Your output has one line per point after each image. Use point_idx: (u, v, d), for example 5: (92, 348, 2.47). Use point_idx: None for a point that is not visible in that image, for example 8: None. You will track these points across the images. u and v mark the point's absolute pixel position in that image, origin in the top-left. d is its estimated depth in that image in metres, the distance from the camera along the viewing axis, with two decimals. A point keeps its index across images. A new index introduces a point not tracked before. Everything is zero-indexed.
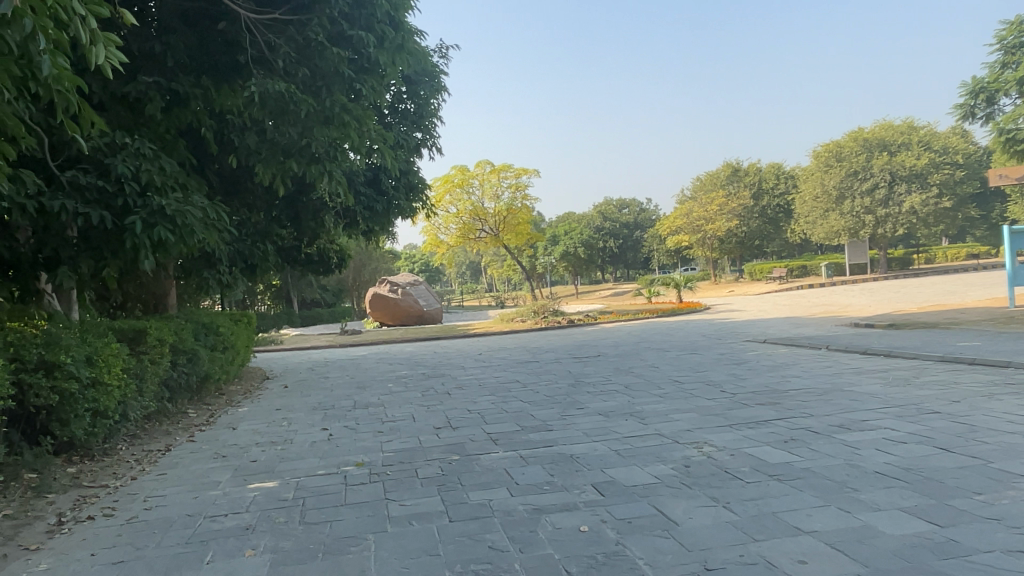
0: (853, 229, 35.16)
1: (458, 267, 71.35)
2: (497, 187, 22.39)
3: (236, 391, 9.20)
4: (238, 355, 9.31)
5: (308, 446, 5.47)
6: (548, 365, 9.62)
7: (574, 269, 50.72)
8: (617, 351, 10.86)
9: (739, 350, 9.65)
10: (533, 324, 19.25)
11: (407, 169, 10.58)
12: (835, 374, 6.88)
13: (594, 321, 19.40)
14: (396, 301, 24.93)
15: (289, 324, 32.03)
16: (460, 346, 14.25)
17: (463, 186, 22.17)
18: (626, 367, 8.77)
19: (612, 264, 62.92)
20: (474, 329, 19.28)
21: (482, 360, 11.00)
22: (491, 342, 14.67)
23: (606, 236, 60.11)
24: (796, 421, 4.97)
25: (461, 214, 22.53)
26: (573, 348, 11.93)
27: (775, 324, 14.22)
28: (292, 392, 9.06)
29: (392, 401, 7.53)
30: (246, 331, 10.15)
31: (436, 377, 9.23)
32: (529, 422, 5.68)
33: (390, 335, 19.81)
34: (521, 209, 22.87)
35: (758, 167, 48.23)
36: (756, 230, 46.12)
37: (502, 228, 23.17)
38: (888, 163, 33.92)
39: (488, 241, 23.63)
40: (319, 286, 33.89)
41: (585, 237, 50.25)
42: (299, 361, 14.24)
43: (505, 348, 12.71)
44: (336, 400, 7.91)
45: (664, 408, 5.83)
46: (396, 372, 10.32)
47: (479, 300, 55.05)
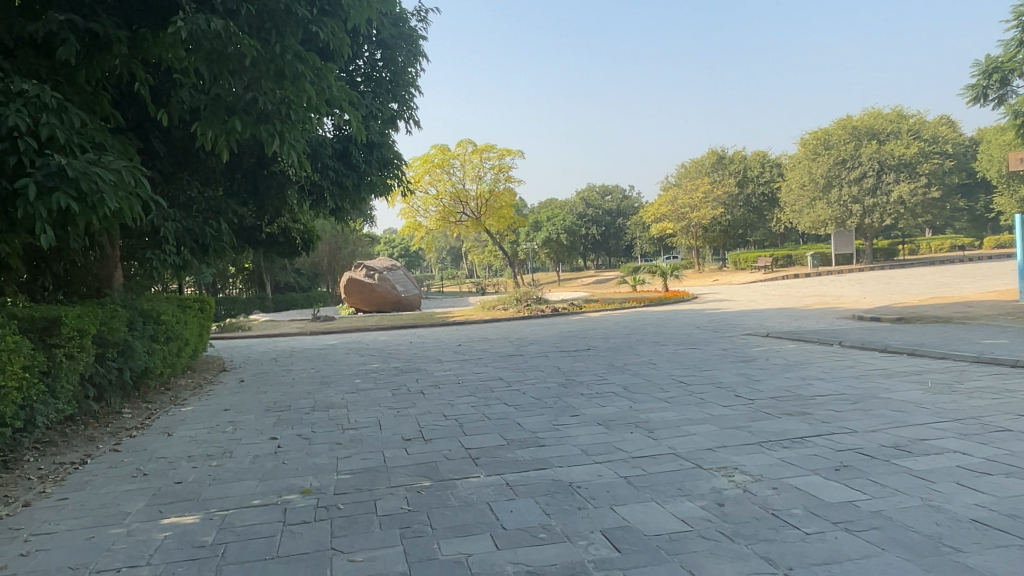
0: (840, 219, 34.56)
1: (437, 252, 70.23)
2: (479, 168, 21.36)
3: (186, 386, 8.24)
4: (188, 346, 8.35)
5: (248, 463, 4.52)
6: (533, 360, 8.71)
7: (555, 256, 49.91)
8: (608, 344, 9.99)
9: (742, 345, 8.81)
10: (515, 313, 18.35)
11: (380, 143, 9.62)
12: (862, 377, 6.05)
13: (579, 309, 18.56)
14: (372, 286, 23.87)
15: (261, 308, 30.88)
16: (437, 336, 13.29)
17: (443, 166, 21.13)
18: (620, 364, 7.89)
19: (594, 251, 62.16)
20: (454, 317, 18.35)
21: (460, 352, 10.08)
22: (471, 332, 13.72)
23: (589, 223, 59.26)
24: (840, 439, 4.11)
25: (441, 196, 21.49)
26: (560, 340, 11.04)
27: (771, 316, 13.42)
28: (248, 388, 8.11)
29: (357, 401, 6.59)
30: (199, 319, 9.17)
31: (409, 373, 8.29)
32: (515, 433, 4.77)
33: (364, 322, 18.84)
34: (504, 193, 21.87)
35: (744, 155, 47.52)
36: (741, 219, 45.50)
37: (483, 211, 22.19)
38: (877, 152, 33.36)
39: (469, 225, 22.64)
40: (292, 270, 32.75)
41: (568, 223, 49.40)
42: (263, 350, 13.21)
43: (486, 339, 11.80)
44: (294, 399, 6.95)
45: (675, 417, 4.95)
46: (366, 365, 9.38)
47: (459, 286, 54.01)
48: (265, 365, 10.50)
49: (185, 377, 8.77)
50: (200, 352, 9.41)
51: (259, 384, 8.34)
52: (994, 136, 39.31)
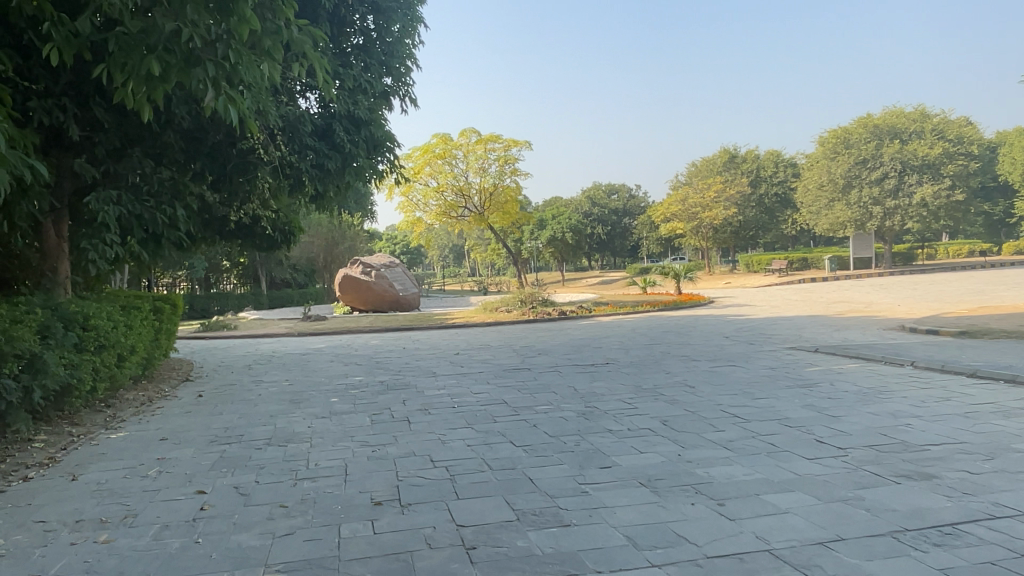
0: (859, 221, 33.08)
1: (440, 250, 69.01)
2: (483, 160, 20.00)
3: (131, 402, 6.97)
4: (136, 354, 7.10)
5: (147, 541, 3.18)
6: (544, 377, 7.35)
7: (561, 255, 48.60)
8: (629, 357, 8.64)
9: (791, 363, 7.45)
10: (520, 315, 17.03)
11: (370, 120, 8.33)
12: (974, 416, 4.68)
13: (588, 313, 17.23)
14: (368, 284, 22.50)
15: (254, 305, 29.66)
16: (432, 342, 11.91)
17: (445, 157, 19.78)
18: (650, 385, 6.54)
19: (600, 252, 60.91)
20: (453, 319, 17.05)
21: (458, 364, 8.74)
22: (470, 338, 12.35)
23: (595, 222, 57.82)
24: (1015, 531, 2.77)
25: (442, 189, 20.15)
26: (571, 350, 9.67)
27: (806, 326, 12.03)
28: (202, 405, 6.80)
29: (324, 432, 5.25)
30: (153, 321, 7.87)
31: (396, 391, 6.95)
32: (527, 497, 3.43)
33: (357, 322, 17.54)
34: (510, 187, 20.52)
35: (756, 155, 46.06)
36: (752, 220, 44.06)
37: (487, 206, 20.84)
38: (899, 152, 31.97)
39: (472, 221, 21.28)
40: (288, 266, 31.50)
41: (574, 222, 48.08)
42: (240, 354, 11.88)
43: (488, 348, 10.47)
44: (248, 427, 5.61)
45: (748, 478, 3.60)
46: (347, 379, 8.03)
47: (461, 285, 52.72)
48: (233, 374, 9.15)
49: (135, 390, 7.51)
50: (155, 361, 8.14)
51: (217, 401, 7.02)
52: (1018, 138, 37.81)
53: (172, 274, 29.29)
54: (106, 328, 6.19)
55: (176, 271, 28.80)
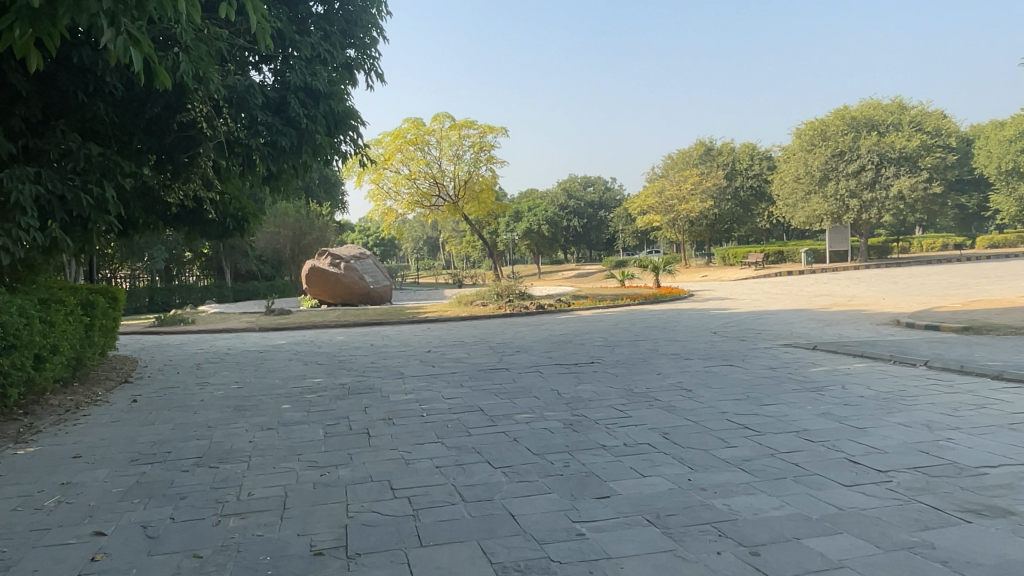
0: (837, 213, 32.81)
1: (413, 242, 68.00)
2: (457, 147, 19.21)
3: (52, 410, 6.06)
4: (60, 354, 6.19)
5: None
6: (523, 379, 6.63)
7: (536, 247, 47.89)
8: (615, 356, 7.95)
9: (793, 363, 6.81)
10: (495, 308, 16.30)
11: (329, 94, 7.54)
12: (1022, 428, 4.06)
13: (566, 306, 16.56)
14: (337, 276, 21.57)
15: (219, 298, 28.57)
16: (401, 338, 11.12)
17: (418, 143, 18.93)
18: (642, 389, 5.84)
19: (575, 244, 60.36)
20: (425, 313, 16.26)
21: (428, 363, 8.00)
22: (442, 334, 11.58)
23: (570, 215, 57.16)
24: None
25: (414, 177, 19.30)
26: (550, 348, 8.96)
27: (796, 321, 11.48)
28: (135, 413, 5.95)
29: (268, 448, 4.49)
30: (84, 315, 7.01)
31: (357, 396, 6.17)
32: (508, 543, 2.71)
33: (325, 316, 16.68)
34: (485, 176, 19.74)
35: (732, 147, 45.74)
36: (729, 212, 43.72)
37: (462, 195, 20.07)
38: (876, 144, 31.75)
39: (445, 210, 20.48)
40: (255, 258, 30.41)
41: (549, 213, 47.41)
42: (192, 352, 10.97)
43: (463, 344, 9.74)
44: (181, 441, 4.81)
45: (781, 514, 2.91)
46: (304, 381, 7.23)
47: (435, 278, 51.82)
48: (179, 375, 8.29)
49: (59, 396, 6.59)
50: (87, 361, 7.24)
51: (153, 407, 6.17)
52: (992, 131, 37.89)
53: (132, 264, 28.08)
54: (17, 323, 5.30)
55: (135, 262, 27.59)
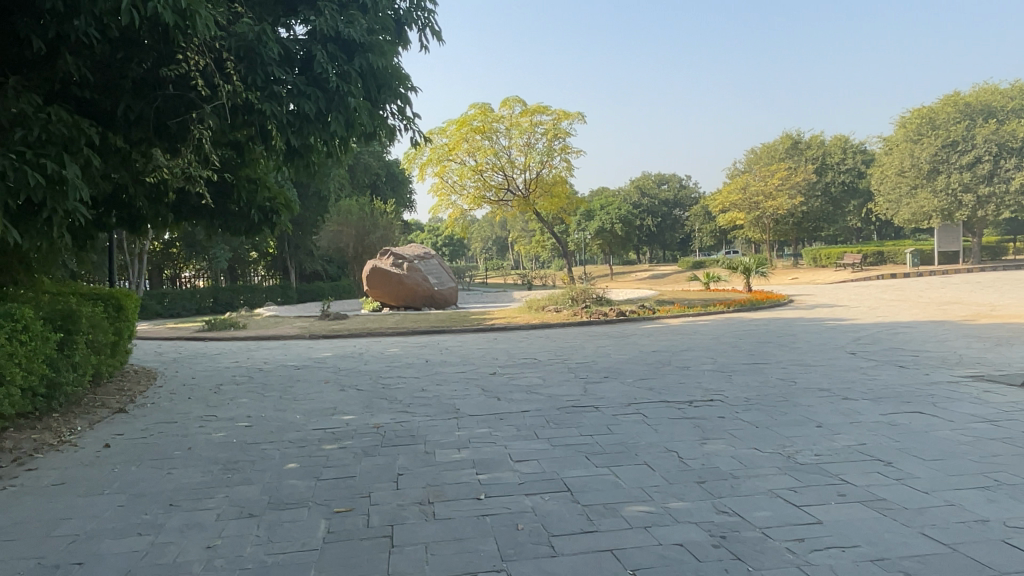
0: (947, 210, 29.49)
1: (482, 242, 66.89)
2: (529, 136, 17.37)
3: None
4: (11, 383, 4.59)
5: None
6: (624, 428, 4.72)
7: (609, 247, 45.76)
8: (739, 389, 5.98)
9: (1015, 412, 4.70)
10: (570, 315, 14.46)
11: (367, 46, 5.83)
12: None
13: (650, 313, 14.58)
14: (399, 277, 20.12)
15: (282, 299, 27.74)
16: (462, 353, 9.38)
17: (485, 131, 17.20)
18: (808, 458, 3.89)
19: (649, 244, 57.84)
20: (492, 320, 14.58)
21: (493, 394, 6.22)
22: (510, 349, 9.77)
23: (643, 213, 54.56)
24: None
25: (481, 168, 17.62)
26: (648, 374, 7.01)
27: (949, 338, 9.25)
28: (92, 469, 4.29)
29: (230, 567, 2.75)
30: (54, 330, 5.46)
31: (392, 451, 4.40)
32: None
33: (384, 322, 15.21)
34: (559, 168, 17.82)
35: (823, 139, 42.46)
36: (818, 210, 40.53)
37: (533, 189, 18.24)
38: (995, 133, 28.34)
39: (515, 206, 18.71)
40: (320, 258, 29.61)
41: (623, 212, 45.22)
42: (223, 366, 9.51)
43: (537, 364, 7.95)
44: (114, 537, 3.14)
45: None
46: (331, 418, 5.52)
47: (504, 278, 50.42)
48: (187, 401, 6.71)
49: (14, 439, 4.96)
50: (65, 389, 5.61)
51: (124, 458, 4.56)
52: None
53: (197, 264, 27.57)
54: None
55: (198, 260, 26.92)
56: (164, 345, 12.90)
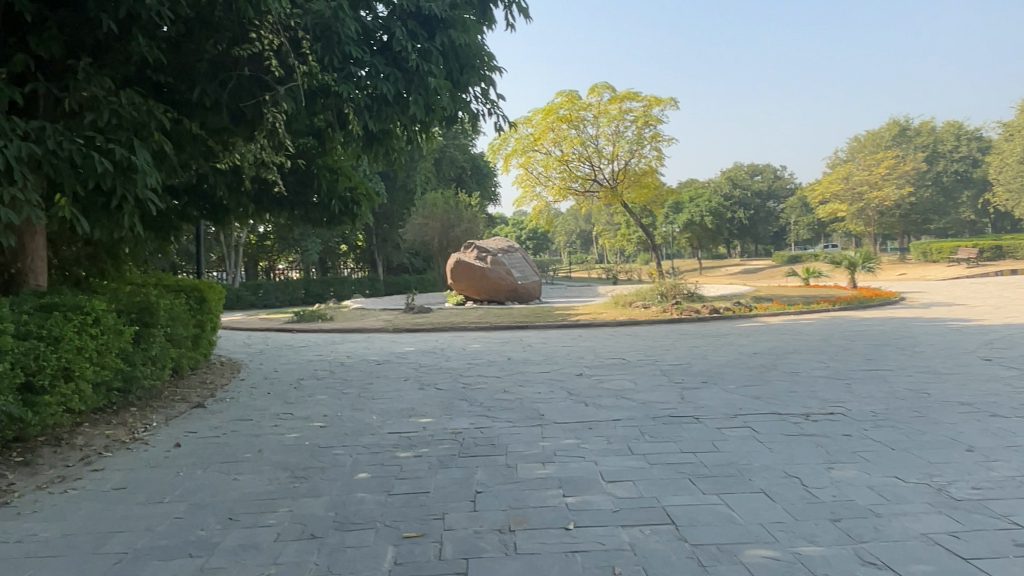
0: None
1: (568, 235, 66.30)
2: (618, 125, 16.70)
3: (59, 459, 4.34)
4: (80, 377, 4.45)
5: None
6: (732, 445, 4.14)
7: (698, 241, 44.35)
8: (862, 401, 5.27)
9: None
10: (659, 311, 13.78)
11: (450, 22, 5.41)
12: None
13: (746, 311, 13.72)
14: (484, 271, 19.87)
15: (370, 291, 28.08)
16: (548, 351, 8.92)
17: (572, 120, 16.65)
18: (966, 494, 3.22)
19: (740, 238, 55.80)
20: (578, 315, 14.06)
21: (581, 398, 5.72)
22: (597, 347, 9.22)
23: (735, 204, 52.55)
24: None
25: (567, 158, 17.10)
26: (753, 380, 6.33)
27: None
28: (157, 473, 4.07)
29: None
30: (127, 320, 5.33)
31: (470, 463, 3.98)
32: None
33: (468, 316, 14.95)
34: (650, 159, 17.07)
35: (933, 126, 39.68)
36: (928, 202, 37.91)
37: (621, 180, 17.58)
38: None
39: (602, 197, 18.10)
40: (406, 251, 29.81)
41: (714, 204, 43.68)
42: (306, 359, 9.39)
43: (627, 366, 7.40)
44: (164, 556, 2.82)
45: None
46: (408, 421, 5.15)
47: (590, 272, 49.74)
48: (266, 396, 6.52)
49: (87, 437, 4.85)
50: (141, 383, 5.51)
51: (192, 459, 4.34)
52: None
53: (289, 256, 28.24)
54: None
55: (290, 253, 27.55)
56: (253, 336, 13.03)
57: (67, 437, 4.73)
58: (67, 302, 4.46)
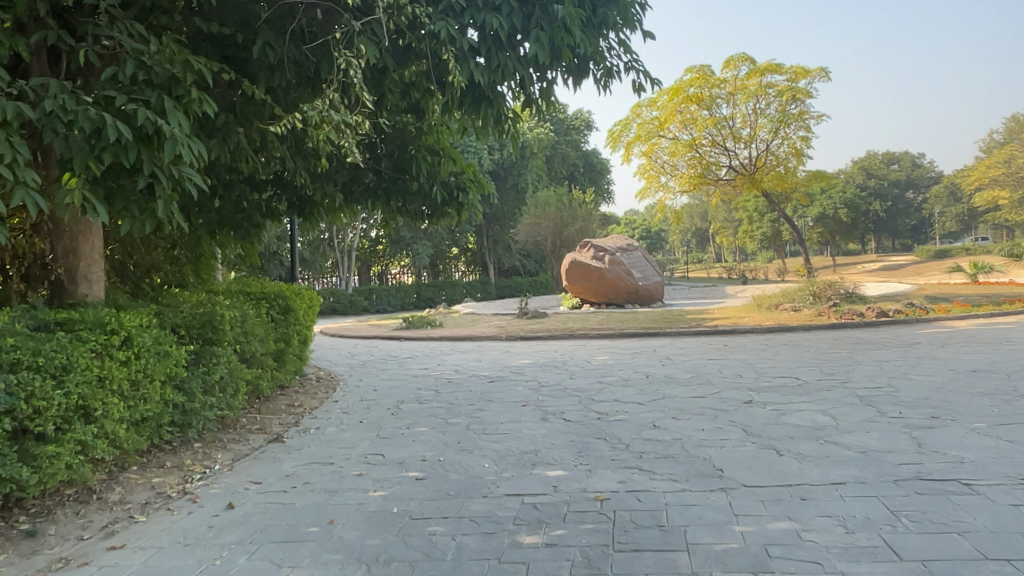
0: None
1: (684, 234, 63.64)
2: (756, 104, 14.89)
3: (76, 528, 3.28)
4: (106, 417, 3.40)
5: None
6: None
7: (831, 236, 40.92)
8: None
9: None
10: (813, 314, 11.84)
11: None
12: None
13: (921, 313, 11.56)
14: (602, 272, 18.34)
15: (481, 295, 27.20)
16: (694, 366, 7.35)
17: (703, 100, 14.98)
18: None
19: (876, 232, 51.38)
20: (715, 319, 12.34)
21: (765, 442, 4.16)
22: (754, 361, 7.52)
23: (871, 195, 48.34)
24: None
25: (697, 143, 15.41)
26: (1006, 416, 4.55)
27: None
28: (188, 559, 2.89)
29: None
30: (182, 337, 4.33)
31: (636, 563, 2.55)
32: None
33: (588, 321, 13.52)
34: (793, 140, 15.12)
35: None
36: None
37: (760, 165, 15.64)
38: None
39: (737, 185, 16.22)
40: (518, 253, 28.77)
41: (849, 196, 40.13)
42: (411, 373, 8.25)
43: (807, 390, 5.75)
44: None
45: None
46: (533, 473, 3.78)
47: (709, 271, 47.14)
48: (358, 425, 5.35)
49: (127, 491, 3.80)
50: (202, 416, 4.47)
51: (242, 533, 3.15)
52: None
53: (400, 261, 27.81)
54: None
55: (402, 258, 27.05)
56: (358, 345, 12.15)
57: (100, 491, 3.69)
58: (88, 318, 3.40)
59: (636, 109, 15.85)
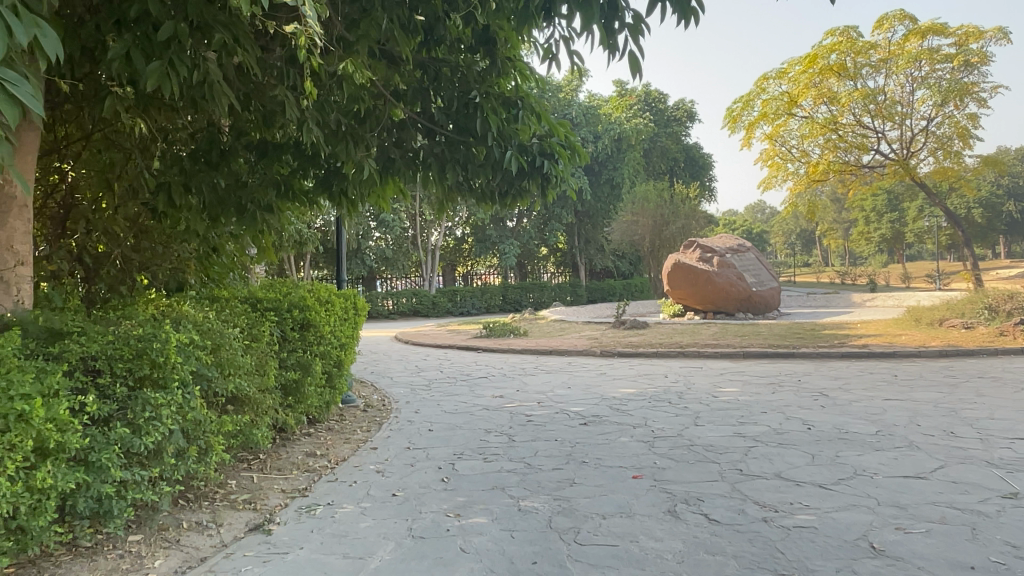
0: None
1: (787, 236, 59.75)
2: (914, 71, 12.66)
3: None
4: None
5: None
6: None
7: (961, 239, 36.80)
8: None
9: None
10: (993, 333, 9.35)
11: None
12: None
13: None
14: (709, 275, 16.00)
15: (572, 298, 25.37)
16: (870, 412, 5.24)
17: (844, 71, 13.05)
18: None
19: (1012, 236, 46.26)
20: (861, 336, 10.02)
21: None
22: (960, 408, 5.32)
23: (1007, 193, 43.43)
24: None
25: (834, 120, 13.30)
26: None
27: None
28: None
29: None
30: (101, 355, 2.79)
31: None
32: None
33: (699, 333, 11.45)
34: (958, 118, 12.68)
35: None
36: None
37: (917, 147, 13.27)
38: None
39: (885, 173, 13.85)
40: (611, 253, 26.75)
41: (985, 194, 35.97)
42: (483, 402, 6.48)
43: None
44: None
45: None
46: None
47: (818, 275, 43.60)
48: (387, 502, 3.57)
49: None
50: (133, 497, 2.83)
51: None
52: None
53: (486, 261, 26.32)
54: None
55: (488, 258, 25.51)
56: (429, 356, 10.51)
57: None
58: None
59: (763, 83, 14.02)
